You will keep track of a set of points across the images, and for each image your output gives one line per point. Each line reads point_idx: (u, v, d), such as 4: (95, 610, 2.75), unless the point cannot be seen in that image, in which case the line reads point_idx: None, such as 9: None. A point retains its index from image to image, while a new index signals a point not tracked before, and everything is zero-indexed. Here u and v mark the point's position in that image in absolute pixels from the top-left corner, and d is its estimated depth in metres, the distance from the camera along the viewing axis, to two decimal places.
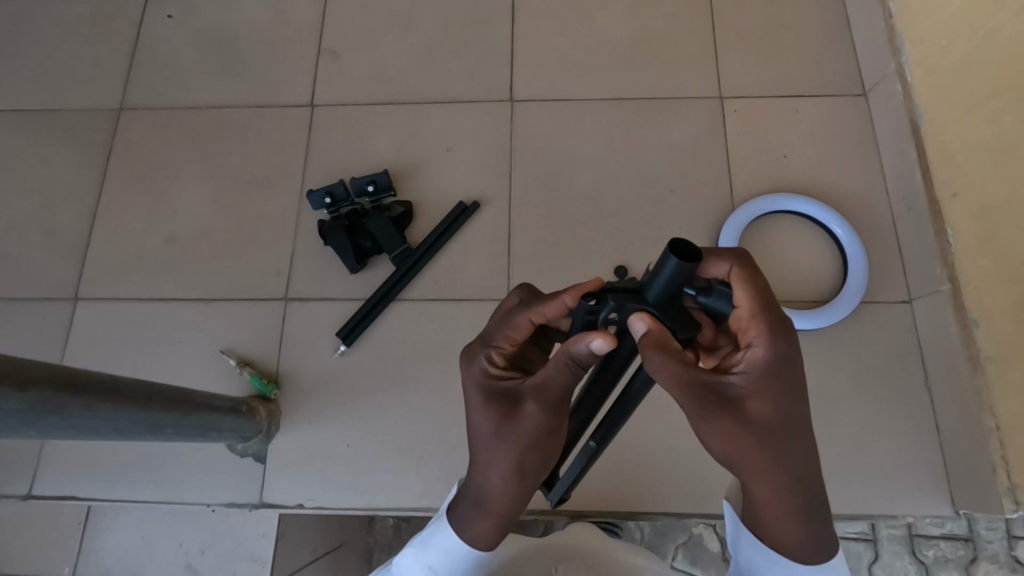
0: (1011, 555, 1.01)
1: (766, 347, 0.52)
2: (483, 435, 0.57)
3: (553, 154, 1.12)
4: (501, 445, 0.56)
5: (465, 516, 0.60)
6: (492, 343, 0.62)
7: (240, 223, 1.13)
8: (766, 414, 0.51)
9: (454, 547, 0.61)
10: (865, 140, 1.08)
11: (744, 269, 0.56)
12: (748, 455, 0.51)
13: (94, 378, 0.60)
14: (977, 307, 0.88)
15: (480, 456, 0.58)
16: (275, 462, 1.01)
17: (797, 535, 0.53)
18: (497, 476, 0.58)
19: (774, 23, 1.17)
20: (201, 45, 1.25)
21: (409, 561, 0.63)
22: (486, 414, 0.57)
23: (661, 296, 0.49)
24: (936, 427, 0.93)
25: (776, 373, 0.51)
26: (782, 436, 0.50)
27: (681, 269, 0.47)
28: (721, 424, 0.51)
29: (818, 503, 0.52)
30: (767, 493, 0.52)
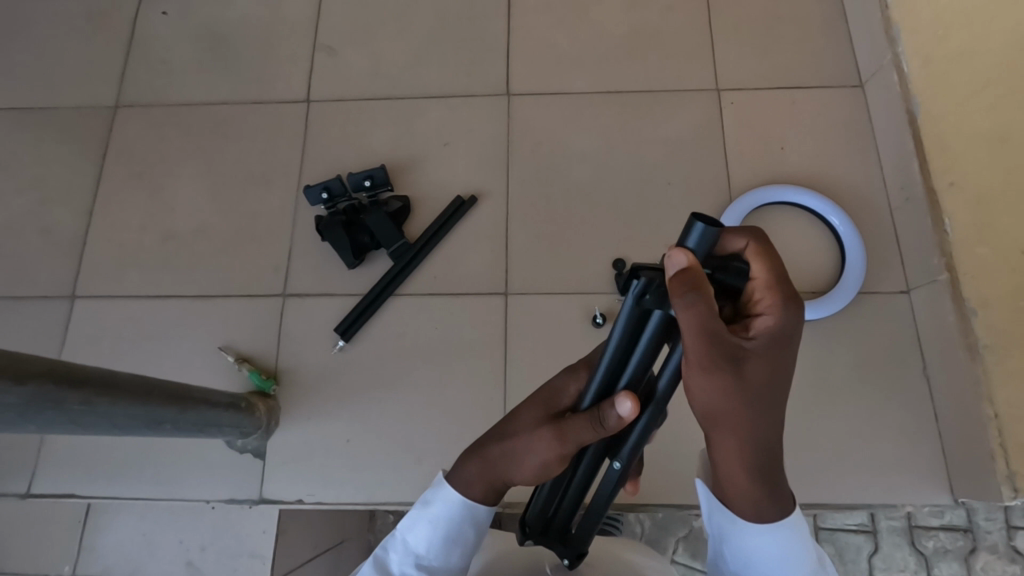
0: (1010, 546, 1.02)
1: (776, 317, 0.51)
2: (523, 430, 0.60)
3: (550, 148, 1.12)
4: (516, 447, 0.60)
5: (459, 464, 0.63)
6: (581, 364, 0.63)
7: (238, 220, 1.12)
8: (759, 378, 0.50)
9: (452, 503, 0.61)
10: (862, 130, 1.08)
11: (764, 243, 0.53)
12: (733, 412, 0.50)
13: (91, 372, 0.60)
14: (975, 296, 0.89)
15: (513, 439, 0.60)
16: (275, 457, 1.01)
17: (755, 500, 0.55)
18: (494, 456, 0.61)
19: (771, 15, 1.17)
20: (196, 41, 1.24)
21: (409, 524, 0.62)
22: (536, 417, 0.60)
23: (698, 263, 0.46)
24: (935, 417, 0.93)
25: (780, 342, 0.51)
26: (767, 400, 0.51)
27: (707, 235, 0.45)
28: (718, 378, 0.49)
29: (780, 471, 0.54)
30: (739, 455, 0.52)
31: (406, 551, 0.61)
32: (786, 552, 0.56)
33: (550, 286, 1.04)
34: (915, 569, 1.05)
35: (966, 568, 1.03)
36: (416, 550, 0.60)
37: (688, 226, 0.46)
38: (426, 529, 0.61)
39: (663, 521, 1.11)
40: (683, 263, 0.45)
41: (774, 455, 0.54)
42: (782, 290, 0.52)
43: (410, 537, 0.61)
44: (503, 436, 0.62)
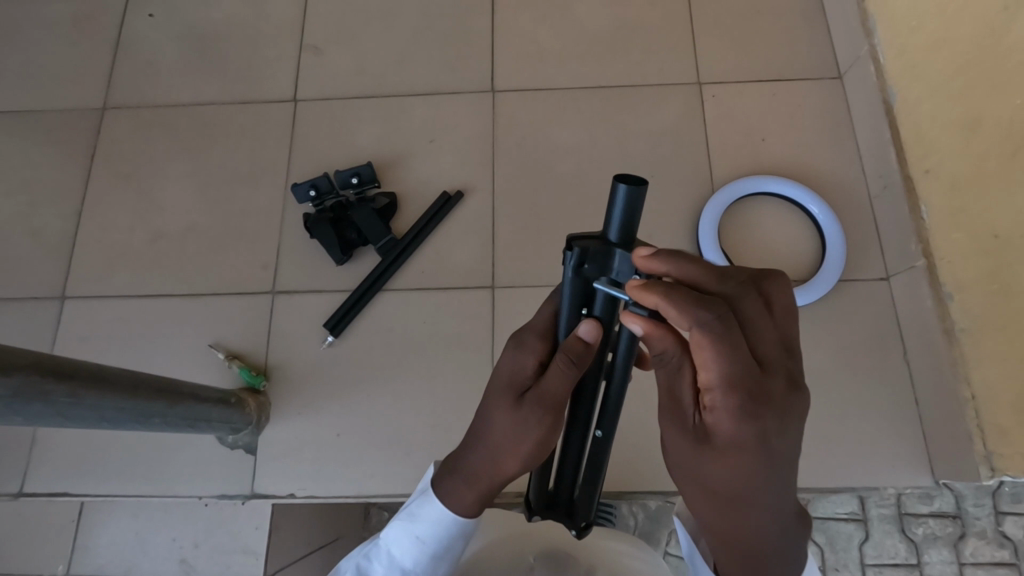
0: (998, 531, 1.05)
1: (722, 417, 0.45)
2: (496, 429, 0.56)
3: (535, 143, 1.13)
4: (497, 441, 0.56)
5: (444, 482, 0.60)
6: (519, 347, 0.58)
7: (226, 219, 1.13)
8: (718, 473, 0.47)
9: (443, 518, 0.59)
10: (841, 121, 1.10)
11: (711, 338, 0.43)
12: (686, 489, 0.50)
13: (79, 365, 0.61)
14: (951, 280, 0.90)
15: (492, 439, 0.57)
16: (266, 451, 1.02)
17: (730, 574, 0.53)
18: (480, 460, 0.58)
19: (750, 9, 1.18)
20: (183, 43, 1.25)
21: (397, 536, 0.61)
22: (504, 412, 0.56)
23: (619, 228, 0.46)
24: (915, 399, 0.95)
25: (741, 443, 0.45)
26: (723, 497, 0.48)
27: (631, 197, 0.44)
28: (671, 449, 0.50)
29: (759, 562, 0.50)
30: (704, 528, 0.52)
31: (392, 562, 0.62)
32: None
33: (537, 279, 1.06)
34: (905, 556, 1.06)
35: (955, 554, 1.06)
36: (404, 561, 0.61)
37: (611, 193, 0.44)
38: (413, 545, 0.61)
39: (655, 514, 1.13)
40: (637, 331, 0.47)
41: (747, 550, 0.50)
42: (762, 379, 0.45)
43: (398, 550, 0.62)
44: (476, 438, 0.58)
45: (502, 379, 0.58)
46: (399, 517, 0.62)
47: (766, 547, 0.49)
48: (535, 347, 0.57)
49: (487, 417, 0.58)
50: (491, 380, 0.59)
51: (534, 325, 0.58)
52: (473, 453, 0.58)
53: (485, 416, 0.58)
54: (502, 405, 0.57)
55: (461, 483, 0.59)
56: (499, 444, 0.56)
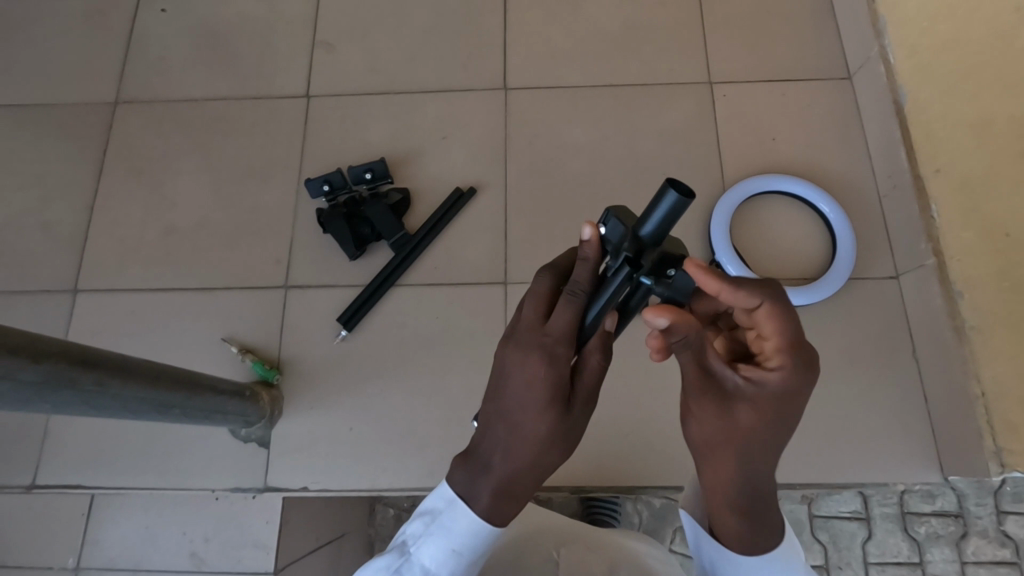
0: (999, 530, 1.06)
1: (782, 379, 0.55)
2: (548, 439, 0.58)
3: (546, 140, 1.14)
4: (549, 451, 0.59)
5: (484, 498, 0.58)
6: (550, 359, 0.58)
7: (238, 214, 1.14)
8: (742, 426, 0.56)
9: (481, 529, 0.59)
10: (850, 121, 1.11)
11: (770, 307, 0.54)
12: (704, 442, 0.59)
13: (103, 355, 0.61)
14: (960, 277, 0.91)
15: (543, 451, 0.59)
16: (279, 446, 1.02)
17: (731, 530, 0.60)
18: (531, 470, 0.59)
19: (760, 11, 1.19)
20: (195, 38, 1.26)
21: (429, 552, 0.59)
22: (551, 422, 0.58)
23: (652, 229, 0.52)
24: (924, 396, 0.96)
25: (779, 397, 0.55)
26: (742, 449, 0.57)
27: (677, 204, 0.50)
28: (707, 409, 0.58)
29: (766, 504, 0.59)
30: (710, 484, 0.60)
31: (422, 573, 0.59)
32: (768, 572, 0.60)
33: None
34: (907, 555, 1.07)
35: (957, 553, 1.07)
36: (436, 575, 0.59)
37: (671, 204, 0.50)
38: (447, 557, 0.59)
39: (660, 511, 1.14)
40: (665, 323, 0.55)
41: (756, 498, 0.59)
42: (795, 355, 0.55)
43: (429, 564, 0.59)
44: (524, 452, 0.58)
45: (539, 392, 0.58)
46: (428, 533, 0.59)
47: (767, 493, 0.59)
48: (564, 354, 0.58)
49: (534, 429, 0.58)
50: (525, 395, 0.58)
51: (556, 333, 0.57)
52: (522, 467, 0.58)
53: (532, 430, 0.58)
54: (552, 418, 0.58)
55: (507, 494, 0.59)
56: (550, 451, 0.59)
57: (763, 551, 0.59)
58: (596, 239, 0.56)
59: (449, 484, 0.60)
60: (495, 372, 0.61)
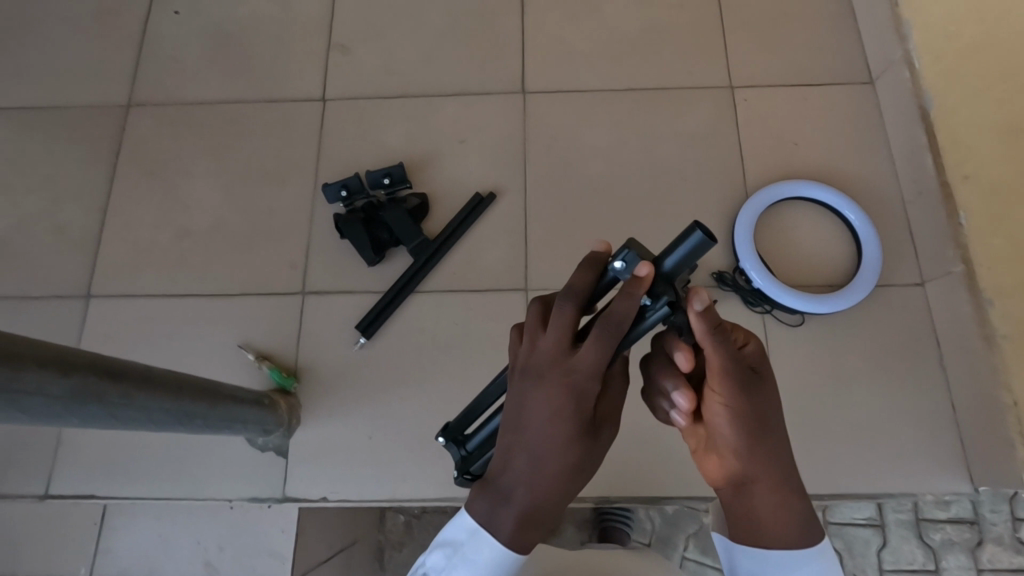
0: (1015, 537, 1.04)
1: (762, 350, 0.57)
2: (572, 469, 0.54)
3: (566, 144, 1.13)
4: (573, 481, 0.54)
5: (508, 529, 0.53)
6: (576, 386, 0.53)
7: (254, 218, 1.12)
8: (766, 407, 0.56)
9: (499, 561, 0.54)
10: (873, 126, 1.10)
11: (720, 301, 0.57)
12: (741, 443, 0.55)
13: (129, 366, 0.60)
14: (991, 286, 0.91)
15: (566, 483, 0.54)
16: (298, 454, 1.01)
17: (795, 528, 0.55)
18: (558, 500, 0.54)
19: (780, 14, 1.18)
20: (208, 40, 1.24)
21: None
22: (575, 451, 0.54)
23: (675, 263, 0.53)
24: (950, 405, 0.95)
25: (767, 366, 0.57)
26: (776, 432, 0.55)
27: (704, 243, 0.51)
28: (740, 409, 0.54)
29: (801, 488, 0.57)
30: (760, 485, 0.55)
31: None
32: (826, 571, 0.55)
33: None
34: (923, 562, 1.06)
35: (973, 560, 1.05)
36: None
37: (703, 245, 0.50)
38: None
39: (673, 517, 1.14)
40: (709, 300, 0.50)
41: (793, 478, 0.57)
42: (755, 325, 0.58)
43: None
44: (551, 483, 0.53)
45: (563, 422, 0.53)
46: (451, 564, 0.55)
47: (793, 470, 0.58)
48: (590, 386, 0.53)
49: (562, 459, 0.53)
50: (548, 423, 0.54)
51: (584, 366, 0.53)
52: (548, 497, 0.53)
53: (558, 460, 0.53)
54: (576, 447, 0.54)
55: (528, 524, 0.54)
56: (574, 481, 0.54)
57: (815, 548, 0.55)
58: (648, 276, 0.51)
59: (469, 513, 0.55)
60: (515, 401, 0.56)
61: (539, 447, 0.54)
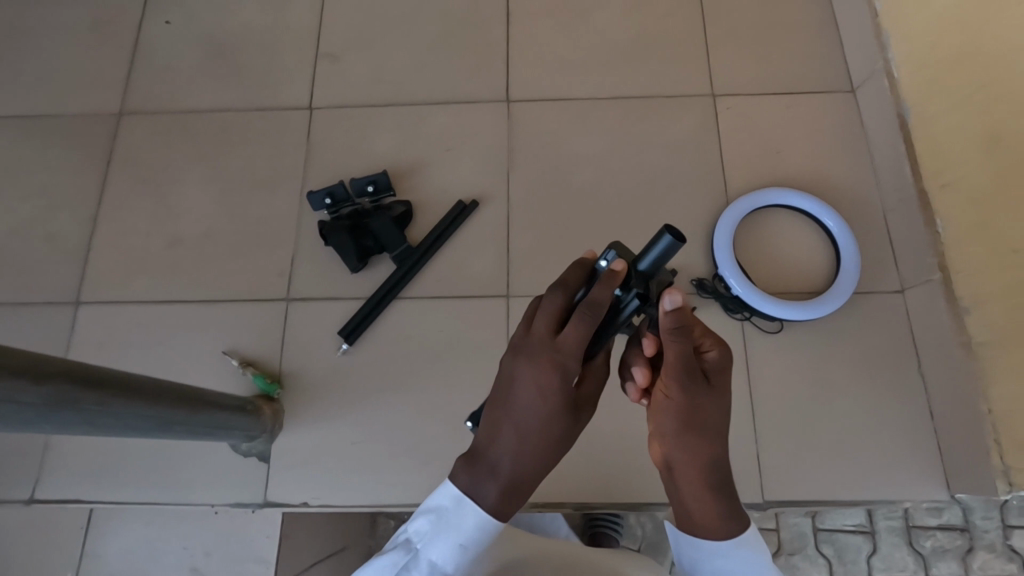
0: (1007, 544, 1.04)
1: (720, 359, 0.63)
2: (552, 438, 0.62)
3: (550, 152, 1.14)
4: (554, 449, 0.63)
5: (493, 495, 0.60)
6: (561, 365, 0.61)
7: (241, 226, 1.14)
8: (705, 408, 0.62)
9: (483, 524, 0.60)
10: (855, 134, 1.11)
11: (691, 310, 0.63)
12: (683, 434, 0.62)
13: (105, 374, 0.61)
14: (968, 293, 0.91)
15: (547, 450, 0.62)
16: (280, 460, 1.01)
17: (713, 513, 0.61)
18: (539, 467, 0.63)
19: (764, 24, 1.19)
20: (200, 49, 1.26)
21: (436, 550, 0.60)
22: (556, 423, 0.62)
23: (651, 263, 0.59)
24: (930, 413, 0.95)
25: (722, 374, 0.63)
26: (710, 430, 0.62)
27: (671, 246, 0.56)
28: (689, 404, 0.61)
29: (732, 485, 0.63)
30: (694, 473, 0.62)
31: (432, 569, 0.61)
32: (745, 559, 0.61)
33: None
34: (913, 569, 1.06)
35: (964, 567, 1.05)
36: (443, 569, 0.61)
37: (671, 248, 0.56)
38: (456, 552, 0.60)
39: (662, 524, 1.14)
40: (679, 301, 0.57)
41: (726, 476, 0.63)
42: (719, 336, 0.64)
43: (437, 560, 0.61)
44: (533, 451, 0.62)
45: (548, 397, 0.61)
46: (433, 532, 0.61)
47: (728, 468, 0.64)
48: (572, 365, 0.61)
49: (545, 431, 0.62)
50: (533, 397, 0.62)
51: (567, 347, 0.60)
52: (532, 464, 0.62)
53: (542, 431, 0.62)
54: (557, 419, 0.62)
55: (514, 490, 0.61)
56: (554, 449, 0.63)
57: (734, 534, 0.61)
58: (622, 271, 0.58)
59: (454, 483, 0.62)
60: (506, 378, 0.64)
61: (525, 420, 0.62)
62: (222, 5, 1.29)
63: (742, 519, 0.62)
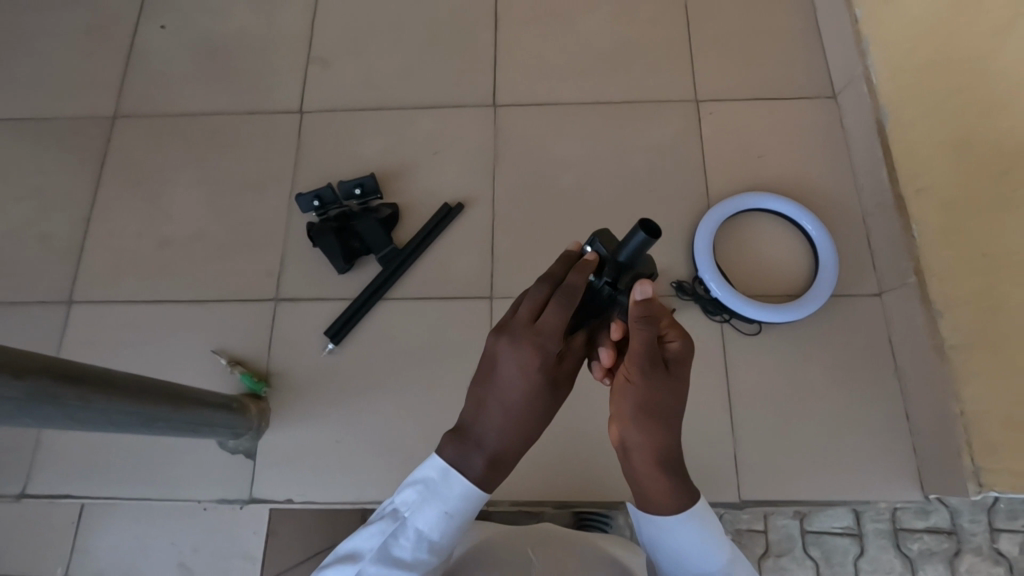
0: (994, 548, 0.93)
1: (682, 348, 0.66)
2: (533, 413, 0.67)
3: (535, 156, 1.15)
4: (534, 423, 0.68)
5: (480, 468, 0.65)
6: (541, 346, 0.66)
7: (231, 227, 1.16)
8: (661, 394, 0.65)
9: (468, 493, 0.63)
10: (835, 139, 1.12)
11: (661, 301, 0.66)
12: (638, 412, 0.65)
13: (87, 370, 0.63)
14: (942, 297, 0.92)
15: (528, 424, 0.67)
16: (265, 458, 1.03)
17: (661, 490, 0.63)
18: (520, 441, 0.67)
19: (747, 30, 1.21)
20: (193, 54, 1.28)
21: (423, 518, 0.62)
22: (537, 400, 0.67)
23: (627, 254, 0.64)
24: (906, 414, 0.97)
25: (683, 363, 0.66)
26: (664, 414, 0.65)
27: (644, 241, 0.61)
28: (647, 386, 0.64)
29: (682, 468, 0.65)
30: (646, 451, 0.64)
31: (418, 538, 0.62)
32: (693, 539, 0.62)
33: None
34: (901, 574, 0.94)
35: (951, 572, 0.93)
36: (429, 539, 0.62)
37: (642, 242, 0.61)
38: (443, 520, 0.62)
39: None
40: (648, 293, 0.62)
41: (678, 458, 0.65)
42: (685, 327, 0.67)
43: (424, 529, 0.62)
44: (517, 427, 0.67)
45: (530, 375, 0.66)
46: (423, 501, 0.63)
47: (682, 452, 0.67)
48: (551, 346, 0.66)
49: (527, 407, 0.67)
50: (517, 376, 0.66)
51: (548, 330, 0.65)
52: (514, 439, 0.67)
53: (524, 407, 0.67)
54: (538, 396, 0.67)
55: (497, 463, 0.66)
56: (535, 423, 0.68)
57: (682, 512, 0.62)
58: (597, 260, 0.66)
59: (440, 455, 0.65)
60: (490, 358, 0.68)
61: (509, 397, 0.67)
62: (216, 10, 1.32)
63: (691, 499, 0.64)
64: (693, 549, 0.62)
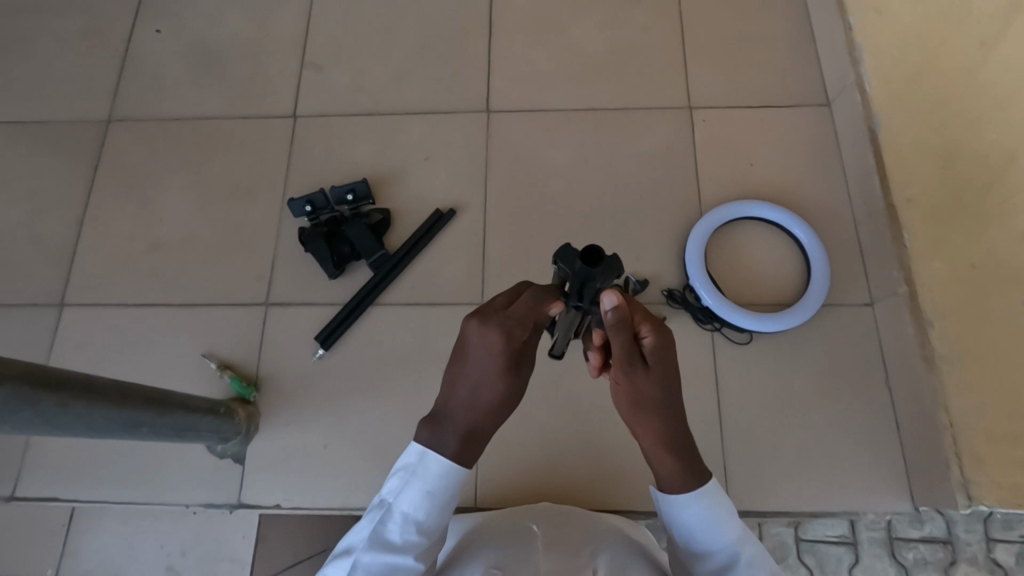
0: (990, 558, 0.93)
1: (656, 339, 0.67)
2: (501, 393, 0.65)
3: (527, 162, 1.15)
4: (502, 403, 0.66)
5: (452, 446, 0.63)
6: (508, 328, 0.65)
7: (223, 231, 1.16)
8: (645, 385, 0.65)
9: (444, 471, 0.62)
10: (827, 147, 1.12)
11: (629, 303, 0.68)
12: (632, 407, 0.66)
13: (68, 375, 0.63)
14: (932, 307, 0.92)
15: (496, 404, 0.65)
16: (253, 462, 1.03)
17: (671, 471, 0.63)
18: (489, 423, 0.66)
19: (741, 37, 1.21)
20: (187, 58, 1.29)
21: (406, 501, 0.62)
22: (505, 380, 0.65)
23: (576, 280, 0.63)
24: (895, 424, 0.96)
25: (662, 351, 0.67)
26: (655, 403, 0.65)
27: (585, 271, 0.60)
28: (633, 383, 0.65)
29: (690, 446, 0.65)
30: (651, 441, 0.65)
31: (405, 521, 0.62)
32: (704, 515, 0.62)
33: None
34: None
35: None
36: (416, 520, 0.62)
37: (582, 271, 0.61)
38: (424, 499, 0.62)
39: None
40: (614, 305, 0.63)
41: (683, 437, 0.65)
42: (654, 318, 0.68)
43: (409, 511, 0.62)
44: (485, 407, 0.65)
45: (497, 355, 0.65)
46: (404, 485, 0.63)
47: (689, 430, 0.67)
48: (518, 327, 0.65)
49: (494, 388, 0.65)
50: (483, 356, 0.65)
51: (517, 312, 0.65)
52: (483, 418, 0.65)
53: (491, 389, 0.65)
54: (505, 376, 0.65)
55: (467, 444, 0.64)
56: (503, 404, 0.66)
57: (692, 491, 0.62)
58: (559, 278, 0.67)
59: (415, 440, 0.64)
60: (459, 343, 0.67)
61: (476, 377, 0.65)
62: (211, 14, 1.32)
63: (699, 476, 0.63)
64: (702, 524, 0.62)
